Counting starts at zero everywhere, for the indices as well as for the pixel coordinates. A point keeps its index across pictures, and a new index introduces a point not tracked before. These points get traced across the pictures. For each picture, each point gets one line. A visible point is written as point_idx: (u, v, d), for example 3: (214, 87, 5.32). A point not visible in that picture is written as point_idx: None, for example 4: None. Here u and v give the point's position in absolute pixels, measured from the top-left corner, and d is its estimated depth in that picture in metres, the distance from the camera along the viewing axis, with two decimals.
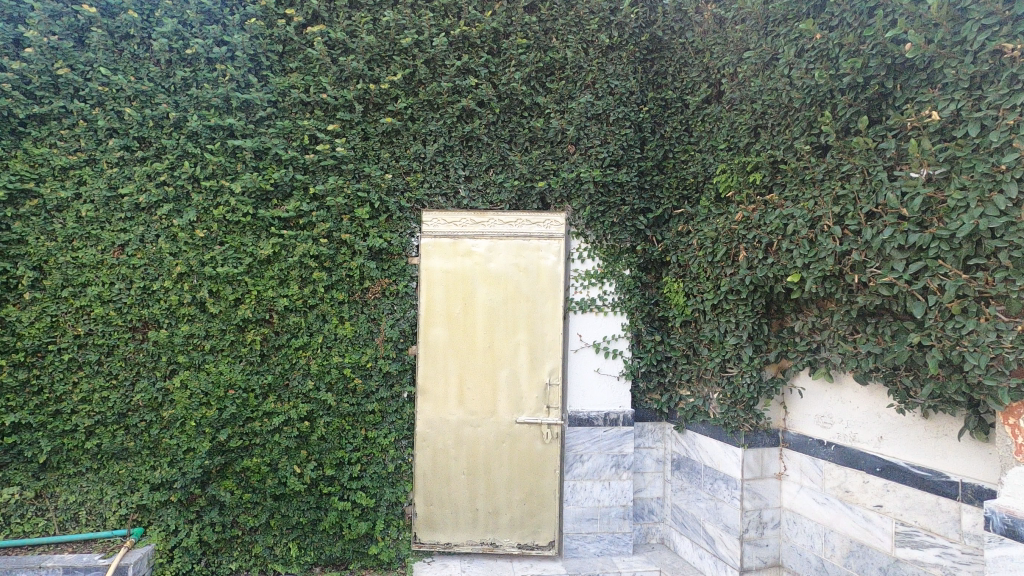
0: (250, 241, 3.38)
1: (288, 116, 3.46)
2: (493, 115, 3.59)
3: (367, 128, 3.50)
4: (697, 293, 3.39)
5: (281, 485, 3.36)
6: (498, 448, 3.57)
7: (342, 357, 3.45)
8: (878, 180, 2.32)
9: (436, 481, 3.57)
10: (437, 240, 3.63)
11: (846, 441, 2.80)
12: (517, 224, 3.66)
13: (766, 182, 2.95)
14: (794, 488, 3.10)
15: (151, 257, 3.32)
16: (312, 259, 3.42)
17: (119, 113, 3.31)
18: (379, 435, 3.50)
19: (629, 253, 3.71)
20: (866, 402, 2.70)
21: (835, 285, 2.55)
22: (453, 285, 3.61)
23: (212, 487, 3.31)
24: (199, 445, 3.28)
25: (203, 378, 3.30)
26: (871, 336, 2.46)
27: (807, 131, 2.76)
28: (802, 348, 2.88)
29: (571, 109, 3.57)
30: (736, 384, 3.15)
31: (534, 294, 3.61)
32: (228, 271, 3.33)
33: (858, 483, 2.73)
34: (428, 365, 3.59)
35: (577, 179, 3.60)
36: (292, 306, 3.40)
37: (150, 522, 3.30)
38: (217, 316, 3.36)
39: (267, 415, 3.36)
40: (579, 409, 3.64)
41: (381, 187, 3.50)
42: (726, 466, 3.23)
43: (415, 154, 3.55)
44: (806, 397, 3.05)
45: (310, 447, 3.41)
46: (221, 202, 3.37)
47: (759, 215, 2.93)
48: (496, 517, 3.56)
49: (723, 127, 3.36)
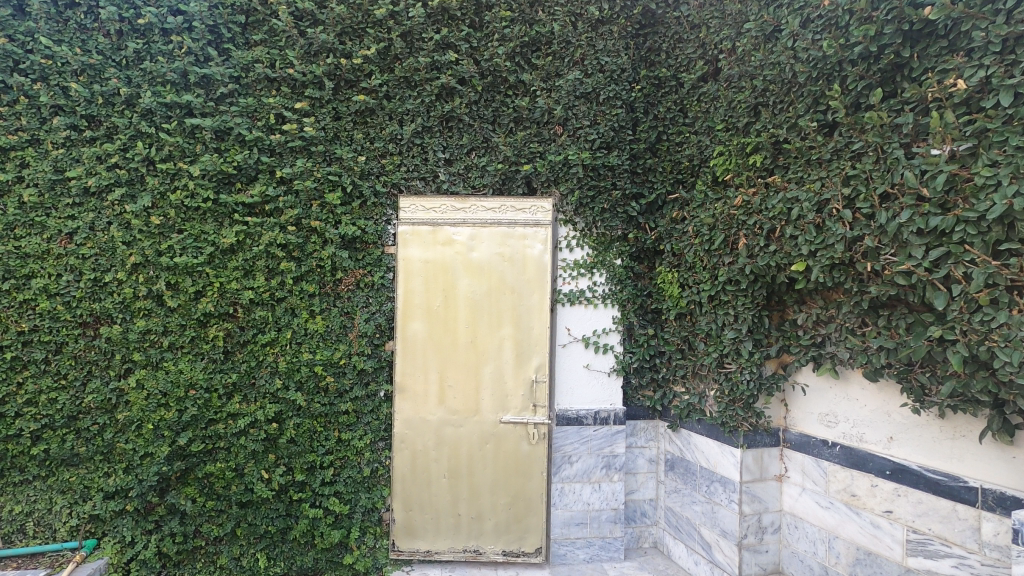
0: (211, 229, 3.12)
1: (252, 94, 3.19)
2: (475, 93, 3.34)
3: (338, 107, 3.25)
4: (693, 284, 3.19)
5: (247, 491, 3.13)
6: (482, 449, 3.35)
7: (313, 354, 3.20)
8: (895, 158, 2.11)
9: (415, 485, 3.35)
10: (415, 228, 3.39)
11: (852, 442, 2.61)
12: (501, 210, 3.42)
13: (766, 165, 2.76)
14: (796, 491, 2.91)
15: (102, 247, 3.04)
16: (279, 248, 3.17)
17: (64, 88, 3.02)
18: (354, 437, 3.27)
19: (620, 242, 3.49)
20: (874, 400, 2.51)
21: (844, 275, 2.34)
22: (433, 276, 3.38)
23: (171, 495, 3.06)
24: (156, 450, 3.02)
25: (161, 378, 3.04)
26: (883, 329, 2.26)
27: (813, 108, 2.55)
28: (806, 342, 2.68)
29: (558, 87, 3.34)
30: (734, 381, 2.95)
31: (519, 285, 3.38)
32: (186, 261, 3.07)
33: (866, 487, 2.54)
34: (406, 361, 3.36)
35: (565, 162, 3.37)
36: (258, 299, 3.15)
37: (104, 534, 3.05)
38: (177, 311, 3.10)
39: (231, 417, 3.13)
40: (567, 407, 3.43)
41: (353, 170, 3.24)
42: (723, 468, 3.04)
43: (390, 135, 3.29)
44: (809, 394, 2.85)
45: (279, 450, 3.18)
46: (179, 185, 3.10)
47: (760, 199, 2.72)
48: (480, 522, 3.36)
49: (721, 106, 3.13)
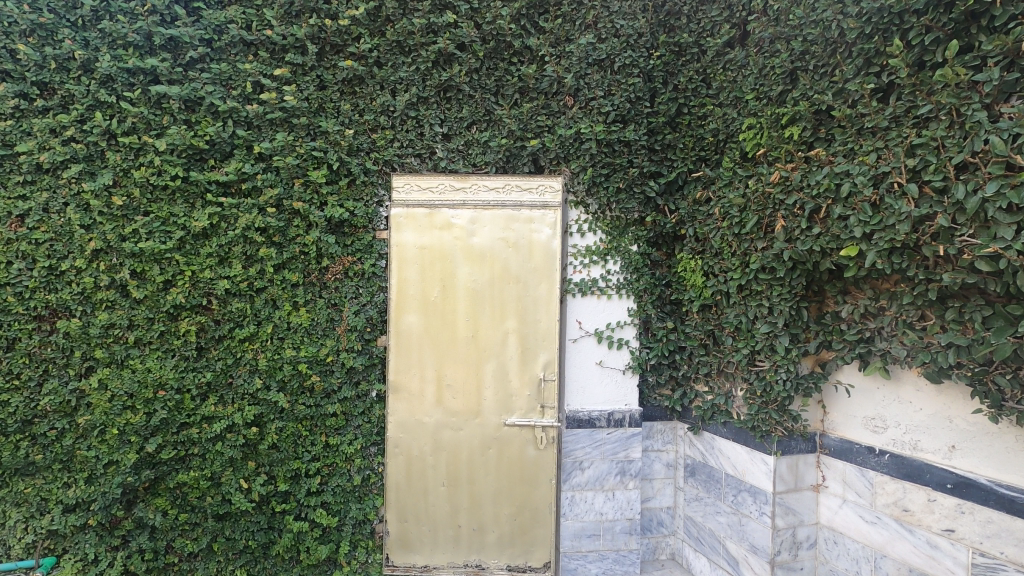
0: (181, 211, 2.79)
1: (226, 59, 2.85)
2: (476, 60, 2.99)
3: (323, 75, 2.92)
4: (719, 272, 2.88)
5: (224, 503, 2.83)
6: (484, 454, 3.04)
7: (296, 350, 2.88)
8: (976, 121, 1.79)
9: (411, 494, 3.05)
10: (410, 211, 3.06)
11: (904, 450, 2.31)
12: (505, 191, 3.08)
13: (806, 137, 2.44)
14: (835, 503, 2.62)
15: (57, 231, 2.69)
16: (258, 233, 2.84)
17: (12, 52, 2.67)
18: (343, 442, 2.95)
19: (637, 226, 3.16)
20: (933, 403, 2.21)
21: (906, 260, 2.02)
22: (429, 264, 3.06)
23: (139, 507, 2.75)
24: (122, 458, 2.70)
25: (126, 377, 2.71)
26: (952, 323, 1.97)
27: (864, 70, 2.23)
28: (851, 338, 2.37)
29: (569, 53, 3.00)
30: (767, 381, 2.64)
31: (525, 274, 3.06)
32: (153, 247, 2.73)
33: (921, 501, 2.24)
34: (400, 358, 3.05)
35: (577, 137, 3.03)
36: (235, 289, 2.83)
37: (64, 551, 2.73)
38: (144, 303, 2.77)
39: (206, 420, 2.81)
40: (578, 408, 3.13)
41: (340, 144, 2.91)
42: (752, 477, 2.74)
43: (382, 106, 2.95)
44: (852, 395, 2.54)
45: (259, 457, 2.87)
46: (145, 162, 2.76)
47: (800, 174, 2.38)
48: (482, 534, 3.06)
49: (750, 73, 2.79)
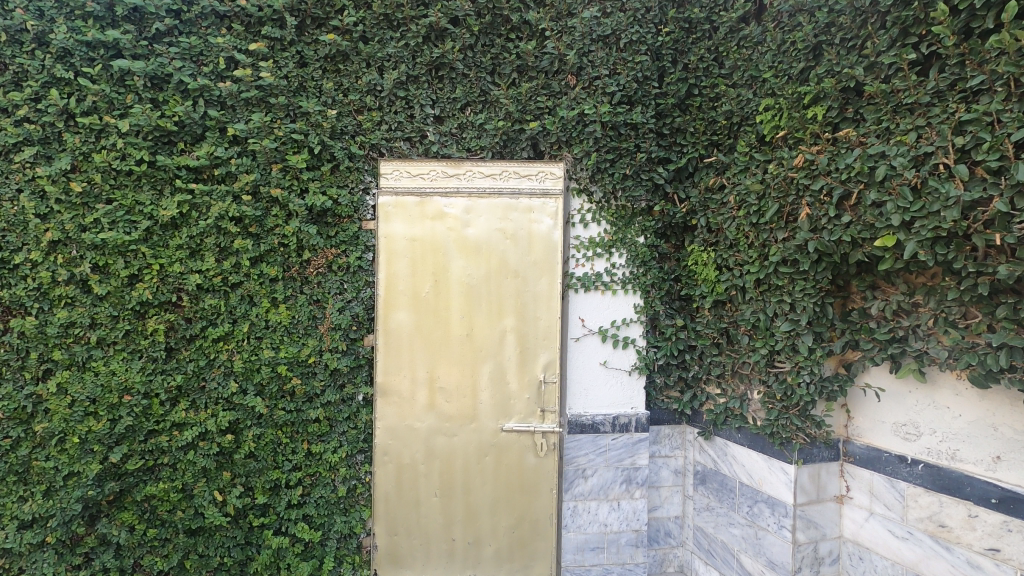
0: (148, 199, 2.54)
1: (196, 33, 2.60)
2: (470, 36, 2.76)
3: (304, 51, 2.69)
4: (734, 265, 2.67)
5: (197, 517, 2.61)
6: (480, 462, 2.82)
7: (275, 351, 2.65)
8: None
9: (401, 505, 2.83)
10: (399, 199, 2.82)
11: (940, 459, 2.11)
12: (503, 178, 2.86)
13: (831, 118, 2.21)
14: (861, 515, 2.41)
15: (9, 220, 2.41)
16: (232, 222, 2.61)
17: None
18: (326, 449, 2.74)
19: (643, 215, 2.95)
20: (976, 409, 2.00)
21: (953, 251, 1.82)
22: (421, 256, 2.83)
23: (102, 523, 2.51)
24: (84, 469, 2.44)
25: (88, 382, 2.45)
26: (1004, 322, 1.77)
27: (900, 42, 2.00)
28: (882, 338, 2.17)
29: (571, 28, 2.77)
30: (788, 384, 2.44)
31: (524, 268, 2.83)
32: (116, 238, 2.48)
33: (960, 517, 2.04)
34: (389, 359, 2.82)
35: (580, 119, 2.80)
36: (208, 284, 2.59)
37: (19, 571, 2.43)
38: (107, 300, 2.51)
39: (177, 428, 2.58)
40: (581, 412, 2.91)
41: (322, 126, 2.67)
42: (770, 486, 2.53)
43: (368, 86, 2.73)
44: (881, 400, 2.33)
45: (235, 467, 2.64)
46: (106, 144, 2.50)
47: (827, 158, 2.17)
48: (478, 548, 2.85)
49: (768, 50, 2.57)
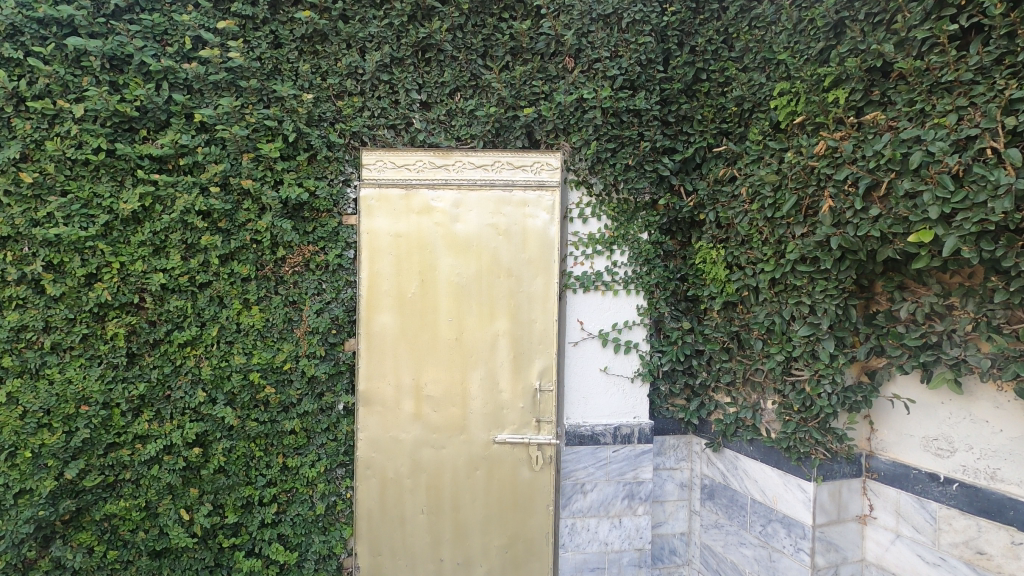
0: (106, 190, 2.30)
1: (160, 10, 2.40)
2: (460, 15, 2.55)
3: (279, 30, 2.48)
4: (746, 263, 2.46)
5: (162, 537, 2.40)
6: (471, 476, 2.61)
7: (247, 357, 2.44)
8: None
9: (385, 523, 2.62)
10: (383, 192, 2.61)
11: (978, 479, 1.90)
12: (495, 169, 2.65)
13: (855, 101, 2.00)
14: (886, 538, 2.21)
15: None
16: (199, 217, 2.39)
17: None
18: (304, 463, 2.53)
19: (647, 210, 2.74)
20: (1019, 424, 1.80)
21: (1001, 247, 1.61)
22: (406, 254, 2.61)
23: (57, 546, 2.28)
24: (37, 487, 2.20)
25: (41, 391, 2.21)
26: None
27: (935, 14, 1.77)
28: (913, 344, 1.96)
29: (568, 7, 2.57)
30: (807, 394, 2.23)
31: (518, 267, 2.62)
32: (71, 233, 2.24)
33: (1003, 544, 1.83)
34: (372, 364, 2.61)
35: (579, 105, 2.59)
36: (173, 284, 2.38)
37: None
38: (63, 301, 2.28)
39: (140, 441, 2.36)
40: (580, 421, 2.70)
41: (298, 112, 2.46)
42: (785, 505, 2.33)
43: (349, 68, 2.51)
44: (909, 411, 2.12)
45: (203, 483, 2.42)
46: (60, 131, 2.26)
47: (852, 144, 1.96)
48: (468, 569, 2.64)
49: (783, 30, 2.36)
